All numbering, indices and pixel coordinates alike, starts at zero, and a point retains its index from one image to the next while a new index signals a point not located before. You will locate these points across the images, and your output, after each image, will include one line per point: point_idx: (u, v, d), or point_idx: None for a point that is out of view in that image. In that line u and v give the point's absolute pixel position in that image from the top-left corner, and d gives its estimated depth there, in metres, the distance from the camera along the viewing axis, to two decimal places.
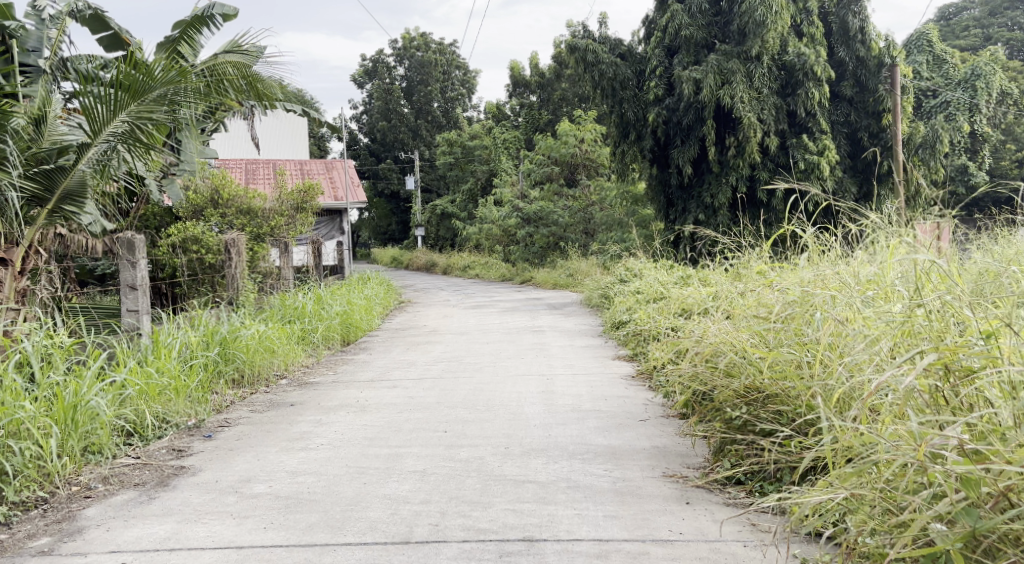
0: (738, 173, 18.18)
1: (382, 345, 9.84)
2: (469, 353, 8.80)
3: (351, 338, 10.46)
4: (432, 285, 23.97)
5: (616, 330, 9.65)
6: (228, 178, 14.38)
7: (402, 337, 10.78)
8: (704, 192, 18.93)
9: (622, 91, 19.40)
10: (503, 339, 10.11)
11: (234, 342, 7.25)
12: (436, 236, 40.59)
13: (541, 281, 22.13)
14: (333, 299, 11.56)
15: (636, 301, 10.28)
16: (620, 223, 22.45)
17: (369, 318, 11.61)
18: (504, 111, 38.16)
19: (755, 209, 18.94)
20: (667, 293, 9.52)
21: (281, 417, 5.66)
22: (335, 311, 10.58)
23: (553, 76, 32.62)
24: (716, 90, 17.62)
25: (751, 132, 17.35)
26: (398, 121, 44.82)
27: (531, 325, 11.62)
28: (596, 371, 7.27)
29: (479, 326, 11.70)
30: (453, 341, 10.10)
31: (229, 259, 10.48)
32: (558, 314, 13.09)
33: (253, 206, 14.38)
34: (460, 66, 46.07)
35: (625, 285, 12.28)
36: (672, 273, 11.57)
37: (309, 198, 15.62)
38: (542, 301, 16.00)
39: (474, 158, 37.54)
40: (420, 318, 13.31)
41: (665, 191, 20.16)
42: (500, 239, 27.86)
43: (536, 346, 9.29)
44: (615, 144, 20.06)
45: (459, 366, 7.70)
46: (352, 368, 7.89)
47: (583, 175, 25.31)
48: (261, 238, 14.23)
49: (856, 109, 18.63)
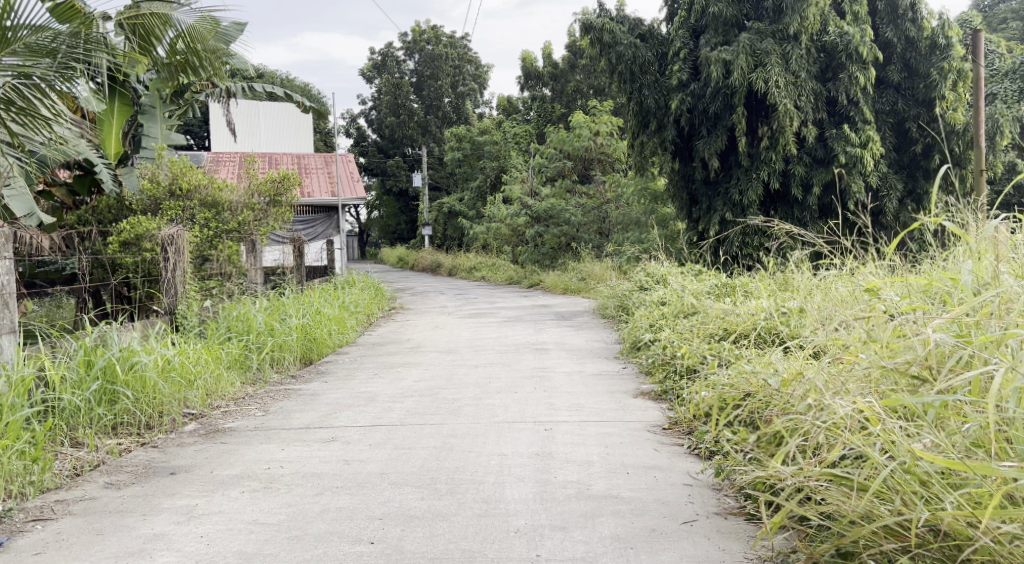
0: (770, 168, 16.24)
1: (349, 367, 8.01)
2: (451, 382, 6.93)
3: (311, 359, 8.61)
4: (433, 288, 22.13)
5: (639, 353, 7.72)
6: (190, 166, 12.49)
7: (377, 355, 8.93)
8: (731, 188, 16.96)
9: (643, 75, 17.43)
10: (497, 361, 8.22)
11: (129, 374, 5.42)
12: (443, 235, 38.77)
13: (551, 285, 20.26)
14: (300, 307, 9.74)
15: (661, 316, 8.34)
16: (637, 222, 20.60)
17: (341, 331, 9.77)
18: (515, 105, 36.23)
19: (788, 208, 16.97)
20: (702, 309, 7.60)
21: (151, 493, 3.85)
22: (296, 322, 8.75)
23: (568, 67, 30.85)
24: (748, 73, 15.69)
25: (786, 121, 15.43)
26: (407, 116, 43.03)
27: (533, 341, 9.75)
28: (610, 415, 5.40)
29: (472, 341, 9.84)
30: (435, 362, 8.23)
31: (167, 257, 8.66)
32: (567, 327, 11.20)
33: (219, 198, 12.50)
34: (471, 60, 43.86)
35: (645, 295, 10.36)
36: (703, 282, 9.61)
37: (286, 189, 13.69)
38: (550, 309, 14.13)
39: (484, 154, 35.64)
40: (407, 329, 11.49)
41: (688, 187, 18.17)
42: (508, 239, 25.95)
43: (537, 371, 7.42)
44: (633, 135, 18.13)
45: (431, 405, 5.84)
46: (295, 405, 6.07)
47: (598, 171, 23.34)
48: (226, 235, 12.40)
49: (903, 96, 16.53)
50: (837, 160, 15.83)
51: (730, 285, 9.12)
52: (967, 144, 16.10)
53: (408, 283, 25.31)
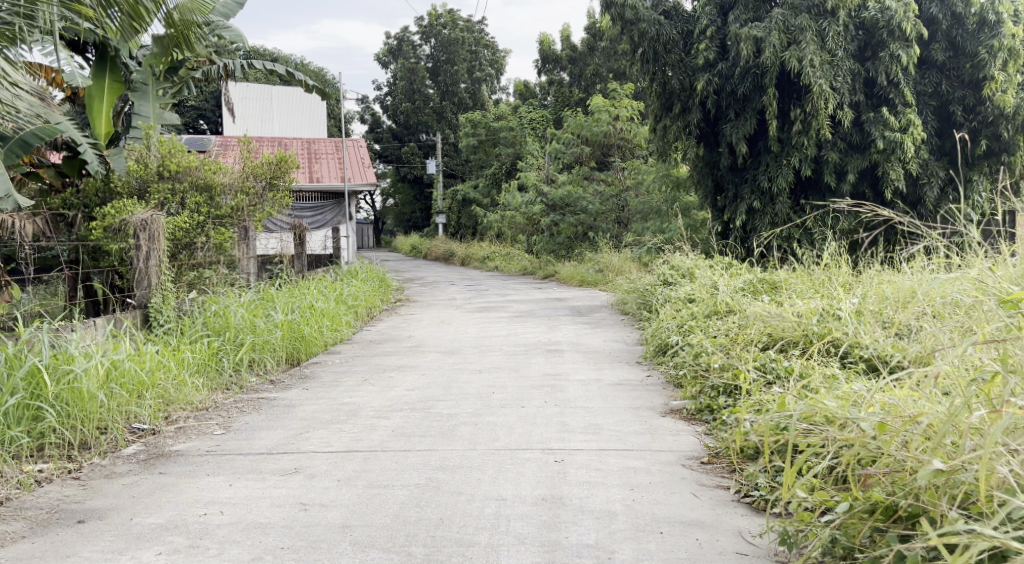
0: (802, 154, 15.17)
1: (337, 370, 7.12)
2: (449, 391, 6.02)
3: (297, 360, 7.72)
4: (444, 279, 21.24)
5: (664, 360, 6.79)
6: (181, 146, 11.63)
7: (372, 356, 8.03)
8: (758, 174, 15.95)
9: (667, 54, 16.31)
10: (505, 364, 7.31)
11: (58, 384, 4.53)
12: (457, 224, 37.93)
13: (566, 277, 19.33)
14: (291, 300, 8.87)
15: (690, 316, 7.41)
16: (659, 211, 19.62)
17: (334, 326, 8.90)
18: (532, 89, 35.15)
19: (820, 196, 15.91)
20: (740, 311, 6.63)
21: (39, 555, 2.98)
22: (282, 318, 7.87)
23: (586, 50, 29.73)
24: (781, 52, 14.62)
25: (821, 103, 14.37)
26: (422, 102, 42.02)
27: (545, 341, 8.82)
28: (632, 442, 4.48)
29: (478, 340, 8.93)
30: (435, 365, 7.34)
31: (139, 243, 7.76)
32: (584, 324, 10.27)
33: (211, 181, 11.62)
34: (488, 45, 42.72)
35: (671, 290, 9.40)
36: (736, 278, 8.67)
37: (283, 172, 12.81)
38: (565, 303, 13.20)
39: (499, 140, 34.63)
40: (410, 325, 10.61)
41: (713, 173, 17.12)
42: (524, 228, 25.00)
43: (548, 378, 6.50)
44: (656, 119, 17.12)
45: (422, 425, 4.94)
46: (263, 420, 5.17)
47: (618, 157, 22.31)
48: (218, 222, 11.56)
49: (947, 77, 15.41)
50: (875, 146, 14.76)
51: (767, 281, 8.16)
52: (1018, 128, 14.97)
53: (419, 273, 24.48)
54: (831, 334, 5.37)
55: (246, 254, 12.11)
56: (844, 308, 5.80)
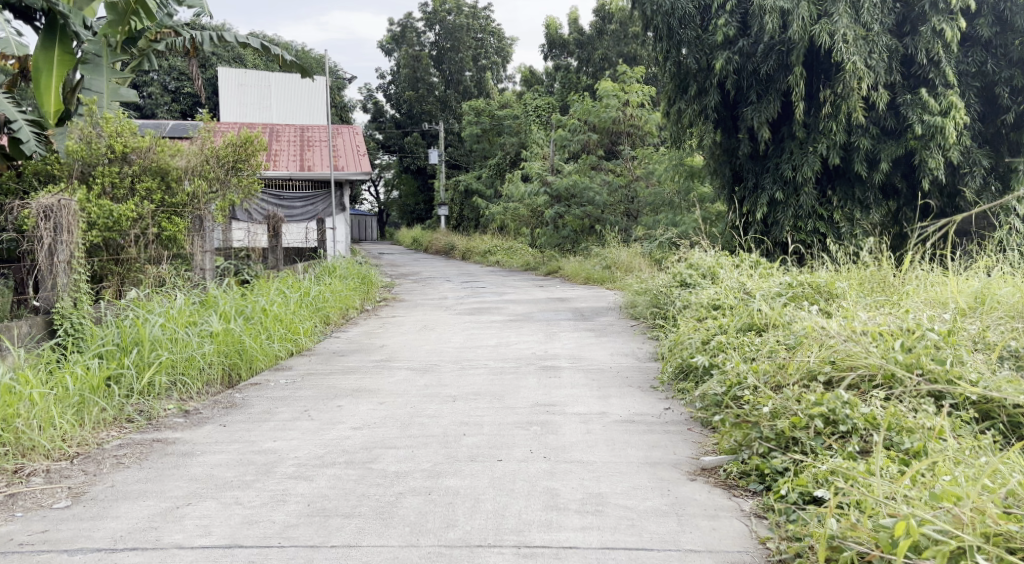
0: (830, 140, 13.63)
1: (277, 396, 5.69)
2: (406, 431, 4.58)
3: (232, 379, 6.34)
4: (439, 275, 19.83)
5: (690, 390, 5.33)
6: (129, 124, 10.19)
7: (329, 373, 6.61)
8: (782, 162, 14.42)
9: (682, 29, 14.70)
10: (486, 387, 5.88)
11: None
12: (460, 215, 36.56)
13: (571, 274, 17.90)
14: (238, 303, 7.49)
15: (718, 328, 5.93)
16: (672, 203, 18.25)
17: (288, 335, 7.51)
18: (538, 76, 33.63)
19: (849, 187, 14.35)
20: (785, 329, 5.16)
21: None
22: (218, 327, 6.48)
23: (595, 33, 28.21)
24: (810, 25, 13.07)
25: (854, 82, 12.85)
26: (426, 90, 40.58)
27: (540, 355, 7.38)
28: (648, 534, 3.06)
29: (460, 353, 7.51)
30: (400, 388, 5.90)
31: (41, 234, 6.32)
32: (588, 331, 8.85)
33: (165, 164, 10.19)
34: (494, 32, 41.21)
35: (691, 294, 7.93)
36: (771, 281, 7.20)
37: (250, 154, 11.38)
38: (568, 304, 11.79)
39: (504, 129, 33.16)
40: (387, 332, 9.19)
41: (731, 161, 15.59)
42: (528, 221, 23.54)
43: (538, 411, 5.05)
44: (670, 102, 15.61)
45: (350, 494, 3.53)
46: (138, 479, 3.75)
47: (627, 145, 20.83)
48: (173, 211, 10.16)
49: (994, 55, 13.78)
50: (911, 132, 13.21)
51: (811, 285, 6.68)
52: None
53: (415, 268, 23.10)
54: (922, 365, 3.91)
55: (201, 249, 10.62)
56: (931, 327, 4.33)
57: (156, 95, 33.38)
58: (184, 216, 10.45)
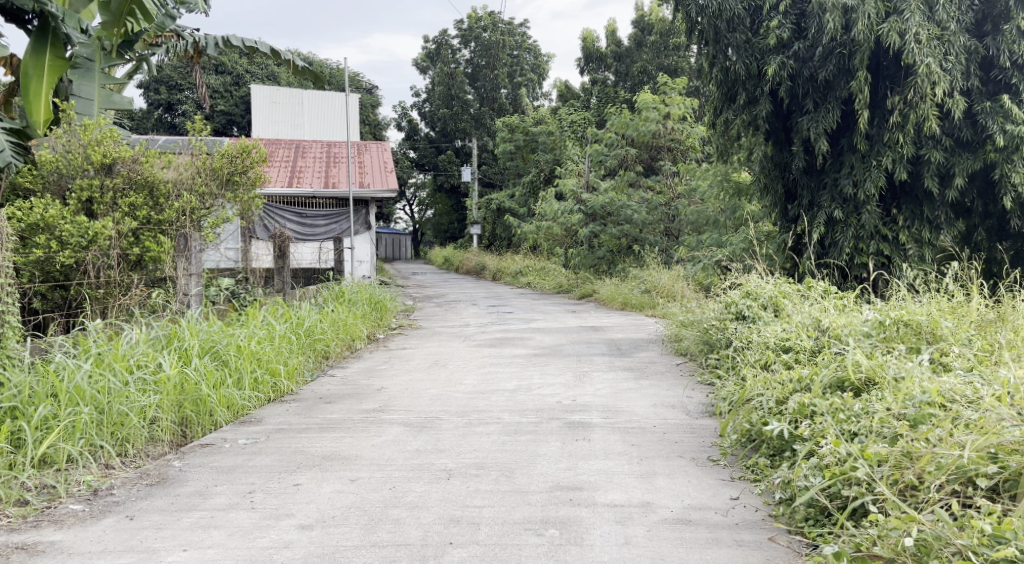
0: (897, 153, 11.79)
1: (225, 465, 4.45)
2: (372, 537, 3.35)
3: (184, 438, 5.17)
4: (465, 297, 18.60)
5: (768, 470, 4.04)
6: (112, 133, 9.02)
7: (305, 429, 5.35)
8: (841, 177, 12.50)
9: (730, 32, 12.88)
10: (494, 454, 4.61)
11: None
12: (492, 235, 35.40)
13: (606, 297, 16.55)
14: (207, 337, 6.25)
15: (798, 380, 4.59)
16: (716, 221, 16.86)
17: (264, 377, 6.27)
18: (574, 90, 32.40)
19: (916, 205, 12.32)
20: (900, 396, 3.80)
21: None
22: (167, 373, 5.26)
23: (634, 45, 26.96)
24: (877, 24, 11.42)
25: (927, 86, 11.15)
26: (460, 108, 39.48)
27: (566, 406, 6.07)
28: None
29: (469, 401, 6.23)
30: (385, 454, 4.64)
31: None
32: (625, 372, 7.54)
33: (152, 177, 9.10)
34: (531, 49, 40.21)
35: (753, 330, 6.62)
36: (857, 318, 5.89)
37: (247, 166, 10.25)
38: (603, 335, 10.48)
39: (539, 146, 32.00)
40: (391, 369, 7.95)
41: (784, 176, 13.62)
42: (562, 240, 22.26)
43: (557, 501, 3.77)
44: (716, 112, 13.71)
45: None
46: None
47: (668, 161, 19.46)
48: (161, 231, 9.06)
49: None
50: (993, 143, 11.44)
51: (911, 324, 5.34)
52: None
53: (442, 289, 21.94)
54: None
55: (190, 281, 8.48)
56: None
57: (189, 112, 32.91)
58: (168, 234, 9.14)
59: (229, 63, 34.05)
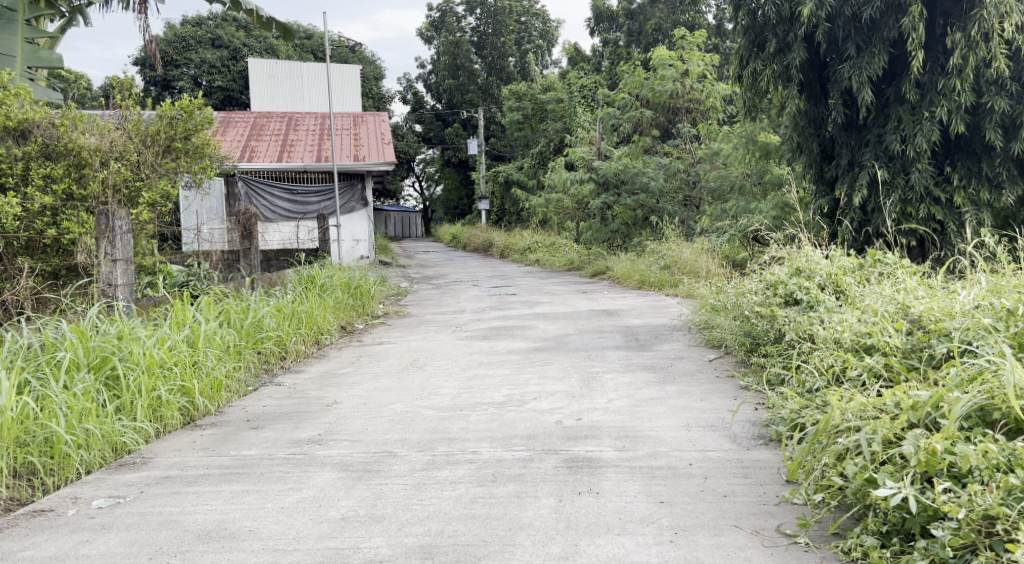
0: (955, 103, 8.74)
1: (45, 555, 2.95)
2: None
3: (24, 495, 3.63)
4: (467, 277, 17.00)
5: None
6: (25, 93, 7.37)
7: (201, 476, 3.79)
8: (884, 134, 9.40)
9: None
10: (454, 526, 3.11)
11: None
12: (501, 209, 33.77)
13: (621, 274, 14.95)
14: (97, 345, 4.73)
15: (913, 407, 3.06)
16: (741, 187, 15.11)
17: (169, 397, 4.69)
18: (585, 54, 30.48)
19: (973, 160, 9.28)
20: None
21: None
22: (4, 405, 3.74)
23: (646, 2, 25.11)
24: None
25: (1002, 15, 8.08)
26: (467, 78, 37.34)
27: (567, 430, 4.52)
28: None
29: (439, 425, 4.68)
30: (291, 529, 3.15)
31: None
32: (647, 374, 5.98)
33: (71, 142, 7.40)
34: (538, 15, 38.34)
35: (814, 322, 5.10)
36: (961, 302, 4.40)
37: (193, 131, 8.44)
38: (618, 321, 8.91)
39: (548, 114, 30.27)
40: (357, 374, 6.44)
41: (820, 133, 10.32)
42: (572, 213, 20.64)
43: None
44: (739, 62, 10.44)
45: None
46: None
47: (687, 123, 17.65)
48: (85, 208, 7.36)
49: None
50: None
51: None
52: None
53: (446, 269, 20.42)
54: None
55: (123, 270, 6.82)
56: None
57: (186, 89, 31.37)
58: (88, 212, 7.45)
59: (225, 36, 32.22)
